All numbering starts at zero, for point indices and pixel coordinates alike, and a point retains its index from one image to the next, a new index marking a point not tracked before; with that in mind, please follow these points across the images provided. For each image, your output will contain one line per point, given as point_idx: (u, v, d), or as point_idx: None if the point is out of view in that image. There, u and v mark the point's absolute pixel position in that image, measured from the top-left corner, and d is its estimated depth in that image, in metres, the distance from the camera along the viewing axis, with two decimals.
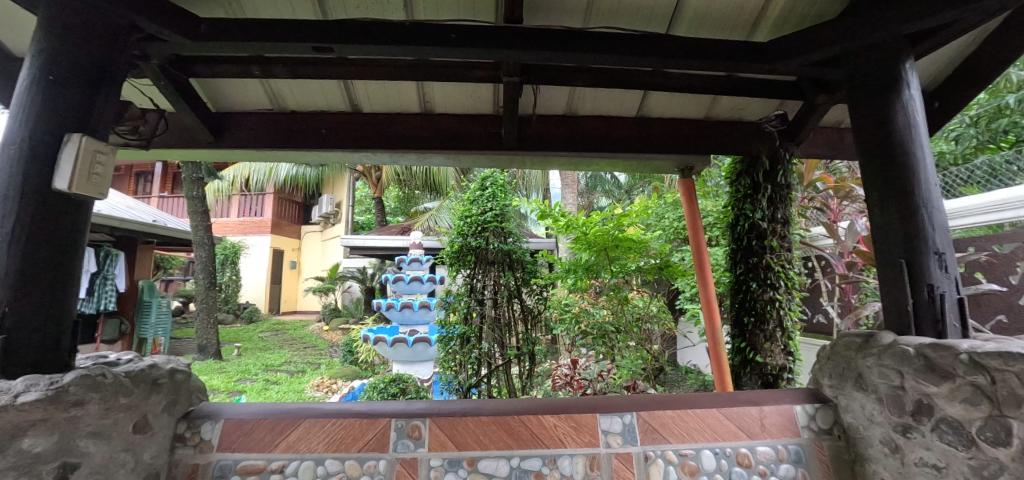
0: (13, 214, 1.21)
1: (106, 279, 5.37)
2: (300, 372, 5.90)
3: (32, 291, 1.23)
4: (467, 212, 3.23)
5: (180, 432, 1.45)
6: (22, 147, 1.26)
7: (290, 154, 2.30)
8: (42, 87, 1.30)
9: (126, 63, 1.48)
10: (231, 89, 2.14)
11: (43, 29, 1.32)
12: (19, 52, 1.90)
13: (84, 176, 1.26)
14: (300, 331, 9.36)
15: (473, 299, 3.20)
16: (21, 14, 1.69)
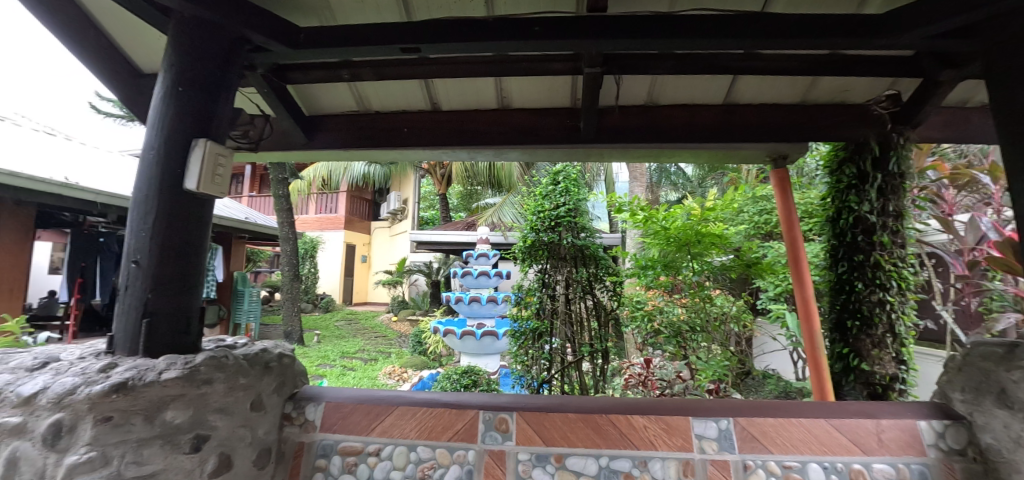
0: (154, 211, 1.36)
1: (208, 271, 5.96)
2: (373, 360, 6.22)
3: (170, 279, 1.37)
4: (542, 206, 3.20)
5: (288, 411, 1.55)
6: (159, 151, 1.41)
7: (374, 154, 2.40)
8: (174, 98, 1.44)
9: (237, 72, 1.61)
10: (322, 94, 2.27)
11: (174, 45, 1.47)
12: (148, 67, 2.12)
13: (209, 177, 1.39)
14: (371, 321, 9.87)
15: (546, 293, 3.16)
16: (151, 32, 1.89)
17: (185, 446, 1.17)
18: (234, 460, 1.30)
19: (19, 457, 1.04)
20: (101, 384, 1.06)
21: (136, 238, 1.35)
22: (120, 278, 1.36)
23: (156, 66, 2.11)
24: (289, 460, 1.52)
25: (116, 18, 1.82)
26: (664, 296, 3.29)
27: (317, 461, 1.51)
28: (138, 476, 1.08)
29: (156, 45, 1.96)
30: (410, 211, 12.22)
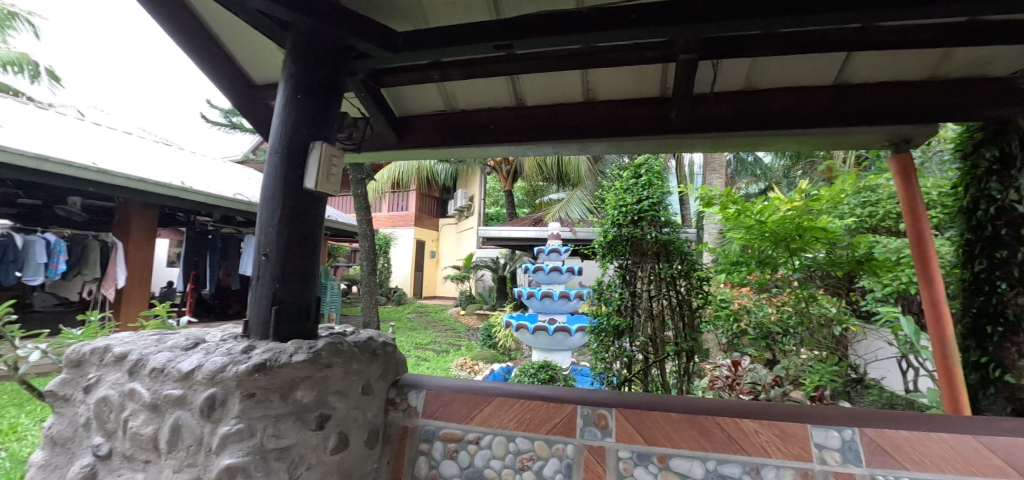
0: (278, 209, 1.49)
1: None
2: (444, 352, 6.43)
3: (293, 271, 1.50)
4: (624, 201, 3.07)
5: (391, 396, 1.64)
6: (281, 154, 1.54)
7: (459, 153, 2.45)
8: (293, 105, 1.57)
9: (343, 77, 1.71)
10: (412, 95, 2.35)
11: (291, 56, 1.60)
12: (260, 78, 2.29)
13: (325, 177, 1.51)
14: (441, 315, 10.19)
15: (627, 291, 3.05)
16: (266, 44, 2.04)
17: (311, 424, 1.28)
18: (350, 439, 1.40)
19: (182, 424, 1.18)
20: (246, 364, 1.19)
21: (265, 234, 1.48)
22: (251, 270, 1.50)
23: (265, 77, 2.30)
24: (394, 443, 1.61)
25: (237, 33, 1.99)
26: (749, 296, 3.16)
27: (421, 445, 1.59)
28: (276, 448, 1.20)
29: (268, 57, 2.13)
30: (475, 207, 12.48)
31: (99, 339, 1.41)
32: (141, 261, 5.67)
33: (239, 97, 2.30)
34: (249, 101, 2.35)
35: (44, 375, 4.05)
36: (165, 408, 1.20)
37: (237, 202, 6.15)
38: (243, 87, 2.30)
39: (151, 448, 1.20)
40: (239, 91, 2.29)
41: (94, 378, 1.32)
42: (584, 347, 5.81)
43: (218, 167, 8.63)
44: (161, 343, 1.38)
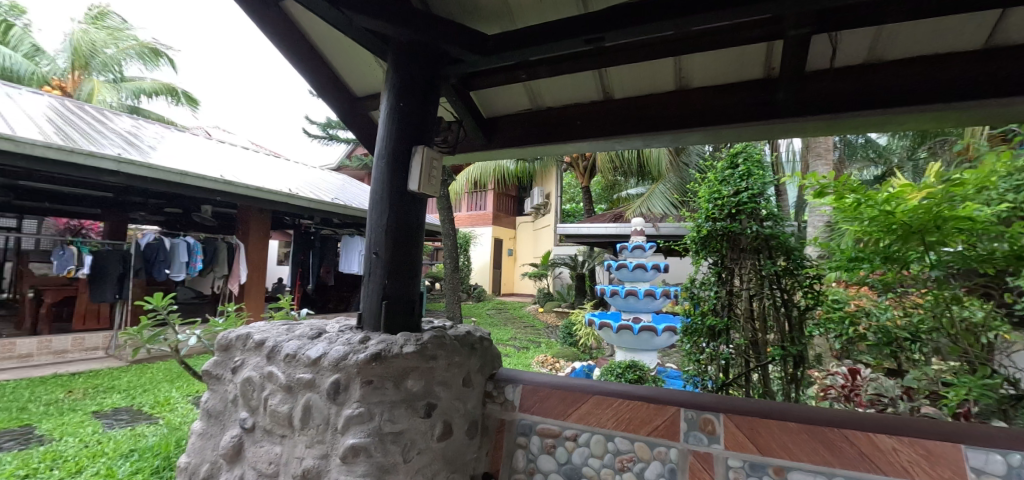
0: (386, 210, 1.60)
1: None
2: (525, 348, 6.49)
3: (400, 267, 1.59)
4: (720, 192, 2.86)
5: (489, 390, 1.69)
6: (386, 158, 1.65)
7: (544, 151, 2.46)
8: (396, 112, 1.68)
9: (436, 83, 1.77)
10: (500, 97, 2.38)
11: (393, 67, 1.70)
12: (360, 90, 2.48)
13: (426, 178, 1.60)
14: (520, 312, 10.29)
15: (723, 290, 2.85)
16: (366, 56, 2.18)
17: (420, 412, 1.36)
18: (454, 428, 1.47)
19: (313, 405, 1.31)
20: (364, 353, 1.29)
21: (374, 232, 1.60)
22: (363, 267, 1.62)
23: (365, 88, 2.47)
24: (492, 435, 1.66)
25: (342, 47, 2.17)
26: (871, 297, 2.77)
27: (518, 438, 1.63)
28: (392, 432, 1.29)
29: (368, 69, 2.29)
30: (552, 205, 12.42)
31: (242, 327, 1.61)
32: (259, 261, 6.42)
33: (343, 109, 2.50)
34: (352, 112, 2.55)
35: (189, 357, 4.74)
36: (298, 390, 1.34)
37: (335, 206, 6.71)
38: (346, 100, 2.50)
39: (287, 424, 1.34)
40: (343, 103, 2.49)
41: (240, 361, 1.51)
42: (671, 348, 5.53)
43: (318, 174, 9.45)
44: (291, 332, 1.54)
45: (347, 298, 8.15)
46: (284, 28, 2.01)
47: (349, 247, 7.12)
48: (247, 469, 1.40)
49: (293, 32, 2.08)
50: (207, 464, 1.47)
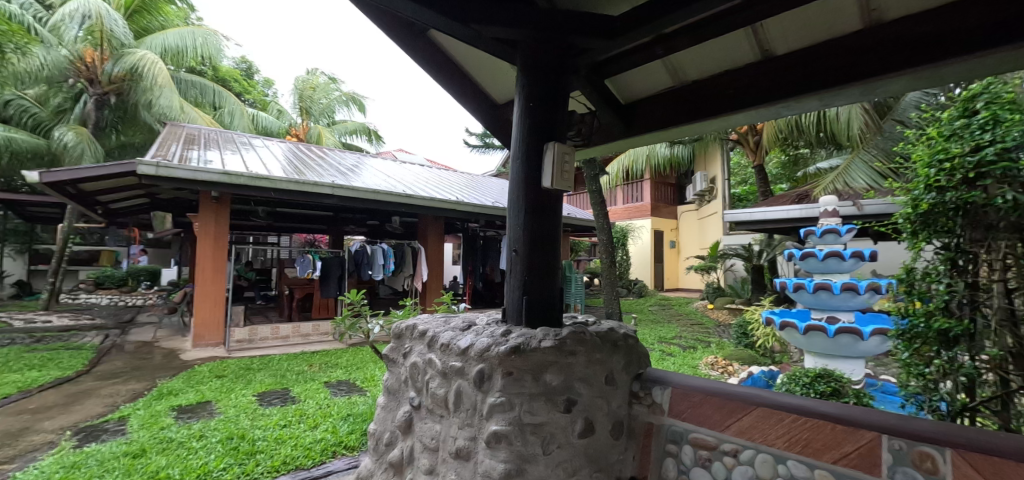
0: (522, 208, 1.65)
1: None
2: (691, 348, 5.98)
3: (538, 263, 1.62)
4: (949, 150, 1.86)
5: (635, 390, 1.61)
6: (521, 159, 1.70)
7: (692, 130, 2.20)
8: (527, 113, 1.71)
9: (563, 78, 1.75)
10: (637, 80, 2.22)
11: (522, 69, 1.74)
12: (500, 96, 2.63)
13: (560, 173, 1.59)
14: (686, 308, 9.53)
15: (962, 283, 1.82)
16: (500, 63, 2.30)
17: (560, 406, 1.36)
18: (596, 426, 1.43)
19: (463, 391, 1.43)
20: (505, 345, 1.35)
21: (513, 231, 1.65)
22: (506, 263, 1.70)
23: (505, 95, 2.61)
24: (639, 437, 1.58)
25: (480, 61, 2.33)
26: None
27: (668, 446, 1.51)
28: (532, 424, 1.33)
29: (505, 76, 2.41)
30: (717, 190, 11.17)
31: (411, 318, 1.84)
32: (437, 259, 7.64)
33: (488, 117, 2.69)
34: (496, 119, 2.72)
35: (387, 342, 5.67)
36: (452, 376, 1.47)
37: (496, 209, 7.27)
38: (490, 108, 2.67)
39: (444, 406, 1.49)
40: (487, 112, 2.67)
41: (409, 347, 1.73)
42: (885, 355, 4.45)
43: (481, 181, 10.32)
44: (447, 324, 1.71)
45: None
46: (431, 54, 2.26)
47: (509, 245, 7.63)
48: (416, 441, 1.60)
49: (438, 56, 2.31)
50: (388, 432, 1.74)
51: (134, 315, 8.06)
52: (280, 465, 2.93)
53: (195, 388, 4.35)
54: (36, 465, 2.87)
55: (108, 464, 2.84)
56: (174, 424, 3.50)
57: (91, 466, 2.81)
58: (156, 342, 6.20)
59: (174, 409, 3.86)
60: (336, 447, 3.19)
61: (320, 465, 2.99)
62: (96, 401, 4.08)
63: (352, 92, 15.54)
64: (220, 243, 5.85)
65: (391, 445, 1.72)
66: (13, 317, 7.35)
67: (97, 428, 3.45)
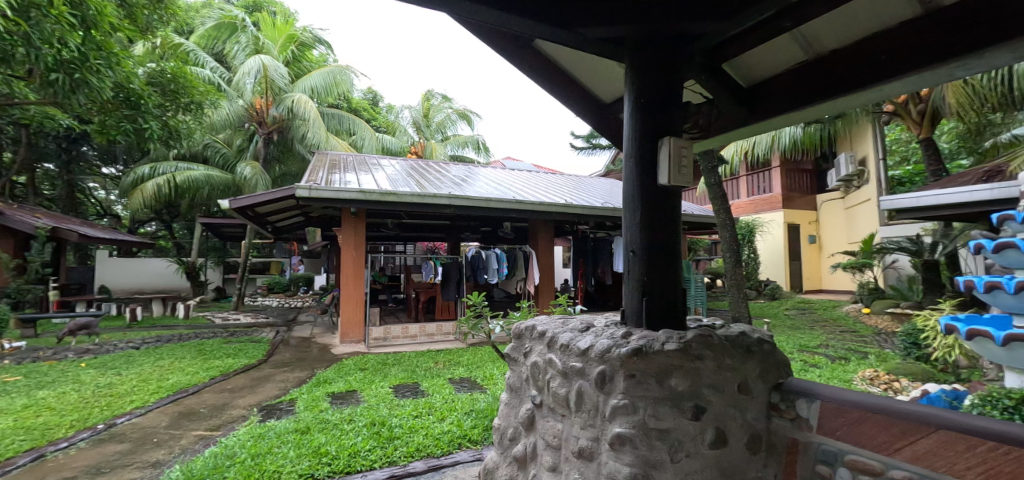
0: (638, 207, 1.60)
1: None
2: (842, 359, 5.20)
3: (657, 262, 1.56)
4: None
5: (775, 402, 1.46)
6: (634, 156, 1.65)
7: (831, 107, 1.93)
8: (638, 110, 1.67)
9: (677, 70, 1.68)
10: (761, 58, 2.01)
11: (630, 66, 1.70)
12: (605, 95, 2.60)
13: (677, 168, 1.52)
14: (832, 312, 8.34)
15: None
16: (605, 62, 2.27)
17: (688, 413, 1.30)
18: (729, 437, 1.34)
19: (584, 392, 1.43)
20: (626, 347, 1.33)
21: (629, 231, 1.61)
22: (623, 264, 1.67)
23: (612, 93, 2.57)
24: (782, 454, 1.43)
25: (584, 61, 2.32)
26: None
27: (818, 466, 1.33)
28: (658, 429, 1.29)
29: (613, 75, 2.38)
30: (868, 175, 9.57)
31: (530, 319, 1.90)
32: (547, 262, 7.78)
33: (596, 117, 2.67)
34: (605, 119, 2.69)
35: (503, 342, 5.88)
36: (572, 377, 1.49)
37: (605, 209, 7.15)
38: (597, 109, 2.65)
39: (565, 405, 1.51)
40: (595, 112, 2.65)
41: (529, 347, 1.79)
42: None
43: (589, 182, 10.22)
44: (565, 325, 1.73)
45: None
46: (537, 63, 2.33)
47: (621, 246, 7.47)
48: (539, 438, 1.64)
49: (545, 63, 2.37)
50: (511, 427, 1.81)
51: (296, 315, 9.51)
52: (414, 452, 3.23)
53: (344, 378, 5.00)
54: (234, 433, 3.55)
55: (284, 437, 3.40)
56: (330, 408, 4.06)
57: (271, 437, 3.39)
58: (313, 338, 7.24)
59: (329, 395, 4.48)
60: (462, 439, 3.43)
61: (448, 455, 3.25)
62: (272, 385, 4.90)
63: (462, 109, 16.49)
64: (359, 248, 6.62)
65: (514, 440, 1.79)
66: (214, 316, 9.16)
67: (274, 407, 4.15)
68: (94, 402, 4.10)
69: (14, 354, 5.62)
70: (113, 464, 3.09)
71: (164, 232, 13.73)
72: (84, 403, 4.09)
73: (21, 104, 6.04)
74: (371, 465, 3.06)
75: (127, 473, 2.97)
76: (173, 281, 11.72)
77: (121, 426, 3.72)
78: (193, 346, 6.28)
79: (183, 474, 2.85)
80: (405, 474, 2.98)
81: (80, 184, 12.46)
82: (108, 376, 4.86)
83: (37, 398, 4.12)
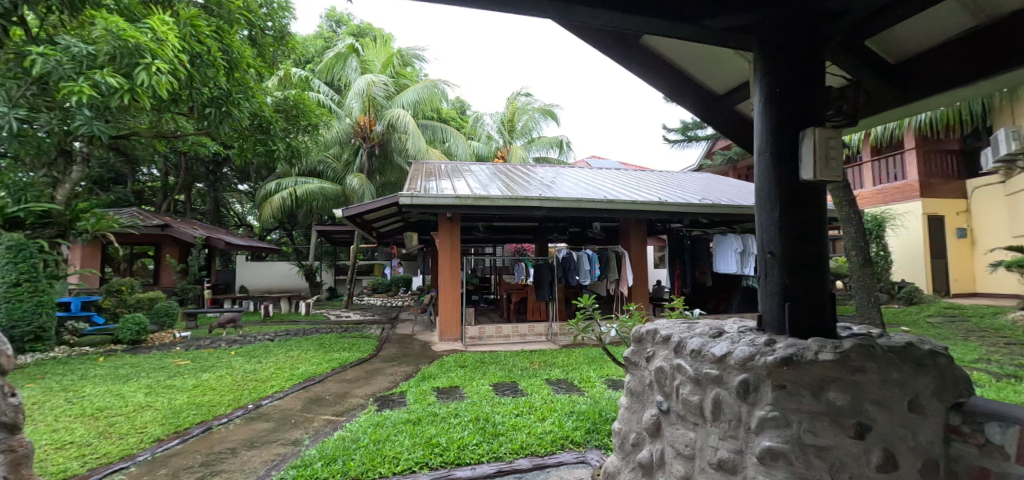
0: (776, 206, 1.48)
1: None
2: (1013, 377, 4.37)
3: (801, 265, 1.44)
4: None
5: (956, 424, 1.26)
6: (770, 151, 1.53)
7: (1015, 77, 1.62)
8: (772, 100, 1.53)
9: (819, 55, 1.53)
10: (914, 32, 1.73)
11: (760, 54, 1.57)
12: (717, 87, 2.45)
13: (824, 162, 1.38)
14: (990, 320, 7.07)
15: None
16: (721, 51, 2.12)
17: (850, 430, 1.18)
18: (900, 461, 1.19)
19: (722, 400, 1.36)
20: (773, 356, 1.24)
21: (766, 232, 1.50)
22: (759, 267, 1.55)
23: (726, 85, 2.42)
24: None
25: (697, 53, 2.19)
26: None
27: None
28: (815, 446, 1.19)
29: (728, 65, 2.24)
30: None
31: (650, 322, 1.85)
32: (639, 263, 7.53)
33: (708, 111, 2.54)
34: (717, 111, 2.55)
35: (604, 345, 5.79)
36: (707, 384, 1.42)
37: (704, 206, 6.76)
38: (709, 102, 2.52)
39: (699, 414, 1.45)
40: (706, 106, 2.52)
41: (652, 351, 1.74)
42: None
43: (683, 178, 9.72)
44: (692, 329, 1.66)
45: (725, 299, 7.90)
46: (645, 59, 2.27)
47: (720, 245, 7.10)
48: (666, 446, 1.60)
49: (652, 59, 2.30)
50: (634, 433, 1.79)
51: (398, 313, 10.19)
52: (518, 449, 3.28)
53: (446, 374, 5.25)
54: (356, 420, 3.89)
55: (398, 426, 3.65)
56: (437, 402, 4.29)
57: (389, 426, 3.66)
58: (414, 335, 7.70)
59: (435, 389, 4.74)
60: (565, 440, 3.40)
61: (552, 455, 3.24)
62: (383, 377, 5.29)
63: (546, 108, 16.58)
64: (454, 254, 6.89)
65: (638, 446, 1.76)
66: (330, 313, 10.15)
67: (387, 398, 4.48)
68: (243, 386, 4.74)
69: (182, 342, 6.70)
70: (263, 439, 3.55)
71: (286, 238, 15.49)
72: (236, 386, 4.74)
73: (184, 135, 7.24)
74: (478, 458, 3.16)
75: (274, 449, 3.39)
76: (295, 282, 13.16)
77: (265, 407, 4.26)
78: (315, 340, 7.01)
79: (318, 454, 3.16)
80: (512, 470, 3.04)
81: (222, 199, 14.54)
82: (252, 363, 5.60)
83: (202, 380, 4.86)
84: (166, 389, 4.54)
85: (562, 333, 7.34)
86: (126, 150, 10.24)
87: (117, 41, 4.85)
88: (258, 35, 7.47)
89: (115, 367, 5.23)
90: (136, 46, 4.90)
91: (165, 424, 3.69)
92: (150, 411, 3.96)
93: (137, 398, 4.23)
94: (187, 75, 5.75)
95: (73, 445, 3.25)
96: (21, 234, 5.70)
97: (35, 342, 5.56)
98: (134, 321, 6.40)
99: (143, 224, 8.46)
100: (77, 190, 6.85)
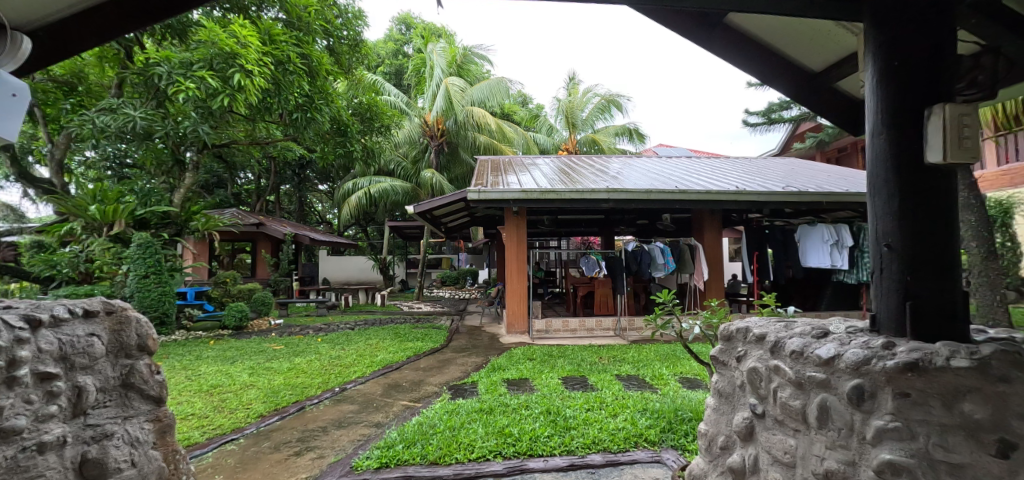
0: (896, 195, 1.35)
1: (863, 251, 6.51)
2: None
3: (927, 260, 1.30)
4: None
5: None
6: (888, 134, 1.37)
7: None
8: (888, 75, 1.37)
9: (952, 19, 1.33)
10: None
11: (875, 26, 1.40)
12: (818, 66, 2.27)
13: (957, 142, 1.22)
14: None
15: None
16: (824, 26, 1.92)
17: (991, 447, 1.04)
18: None
19: (831, 407, 1.27)
20: (895, 360, 1.12)
21: (884, 223, 1.38)
22: (874, 261, 1.42)
23: (825, 61, 2.22)
24: None
25: (794, 30, 2.02)
26: None
27: None
28: (946, 462, 1.07)
29: (827, 40, 2.04)
30: None
31: (740, 320, 1.77)
32: (714, 256, 7.17)
33: (802, 91, 2.35)
34: (813, 89, 2.35)
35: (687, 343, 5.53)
36: (811, 388, 1.32)
37: (789, 194, 6.25)
38: (803, 81, 2.33)
39: (802, 420, 1.36)
40: (801, 85, 2.34)
41: (743, 351, 1.67)
42: None
43: (763, 165, 9.09)
44: (789, 328, 1.55)
45: (815, 296, 7.34)
46: (730, 40, 2.13)
47: (809, 237, 6.55)
48: (762, 451, 1.53)
49: (739, 39, 2.15)
50: (722, 436, 1.77)
51: (466, 305, 10.48)
52: (591, 444, 3.19)
53: (515, 366, 5.30)
54: (432, 406, 4.02)
55: (472, 414, 3.73)
56: (507, 393, 4.35)
57: (462, 414, 3.74)
58: (482, 327, 7.88)
59: (506, 380, 4.83)
60: (639, 438, 3.26)
61: (625, 452, 3.11)
62: (455, 367, 5.46)
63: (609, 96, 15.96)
64: (521, 247, 6.86)
65: (727, 449, 1.73)
66: (403, 304, 10.62)
67: (460, 388, 4.59)
68: (330, 370, 5.11)
69: (275, 329, 7.36)
70: (350, 420, 3.80)
71: (361, 234, 16.53)
72: (323, 370, 5.13)
73: (274, 142, 8.11)
74: (551, 451, 3.12)
75: (360, 429, 3.61)
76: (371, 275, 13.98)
77: (350, 390, 4.55)
78: (390, 330, 7.40)
79: (398, 437, 3.28)
80: (584, 465, 2.96)
81: (306, 198, 15.75)
82: (337, 350, 6.02)
83: (294, 363, 5.31)
84: (265, 370, 5.01)
85: (630, 328, 7.16)
86: (225, 157, 11.43)
87: (216, 50, 5.70)
88: (335, 44, 7.88)
89: (223, 349, 5.87)
90: (229, 53, 5.68)
91: (266, 401, 4.07)
92: (253, 389, 4.39)
93: (241, 378, 4.71)
94: (276, 86, 6.29)
95: (194, 417, 3.68)
96: (148, 233, 6.54)
97: (160, 326, 6.37)
98: (238, 308, 7.16)
99: (241, 222, 9.40)
100: (189, 194, 7.69)
